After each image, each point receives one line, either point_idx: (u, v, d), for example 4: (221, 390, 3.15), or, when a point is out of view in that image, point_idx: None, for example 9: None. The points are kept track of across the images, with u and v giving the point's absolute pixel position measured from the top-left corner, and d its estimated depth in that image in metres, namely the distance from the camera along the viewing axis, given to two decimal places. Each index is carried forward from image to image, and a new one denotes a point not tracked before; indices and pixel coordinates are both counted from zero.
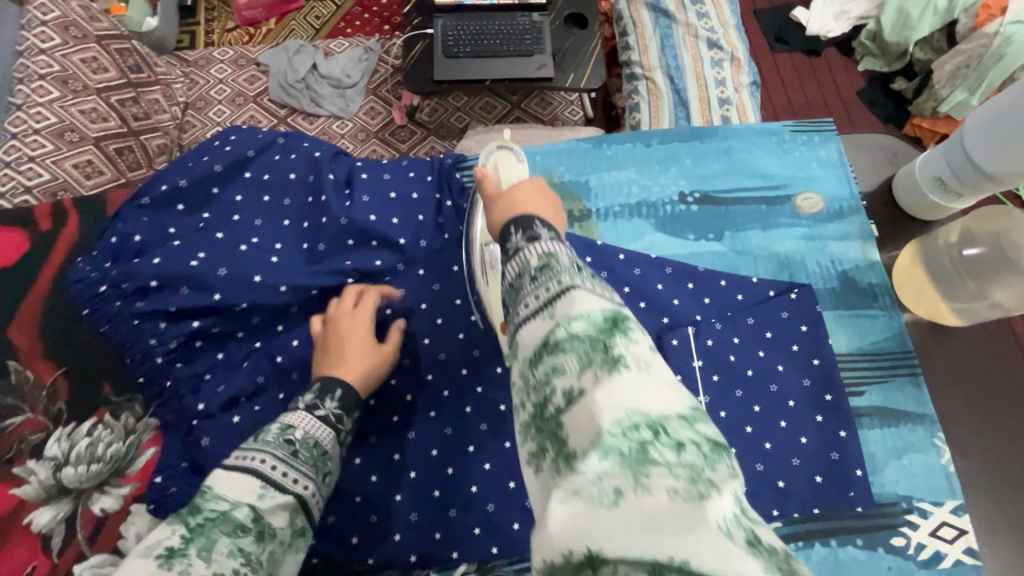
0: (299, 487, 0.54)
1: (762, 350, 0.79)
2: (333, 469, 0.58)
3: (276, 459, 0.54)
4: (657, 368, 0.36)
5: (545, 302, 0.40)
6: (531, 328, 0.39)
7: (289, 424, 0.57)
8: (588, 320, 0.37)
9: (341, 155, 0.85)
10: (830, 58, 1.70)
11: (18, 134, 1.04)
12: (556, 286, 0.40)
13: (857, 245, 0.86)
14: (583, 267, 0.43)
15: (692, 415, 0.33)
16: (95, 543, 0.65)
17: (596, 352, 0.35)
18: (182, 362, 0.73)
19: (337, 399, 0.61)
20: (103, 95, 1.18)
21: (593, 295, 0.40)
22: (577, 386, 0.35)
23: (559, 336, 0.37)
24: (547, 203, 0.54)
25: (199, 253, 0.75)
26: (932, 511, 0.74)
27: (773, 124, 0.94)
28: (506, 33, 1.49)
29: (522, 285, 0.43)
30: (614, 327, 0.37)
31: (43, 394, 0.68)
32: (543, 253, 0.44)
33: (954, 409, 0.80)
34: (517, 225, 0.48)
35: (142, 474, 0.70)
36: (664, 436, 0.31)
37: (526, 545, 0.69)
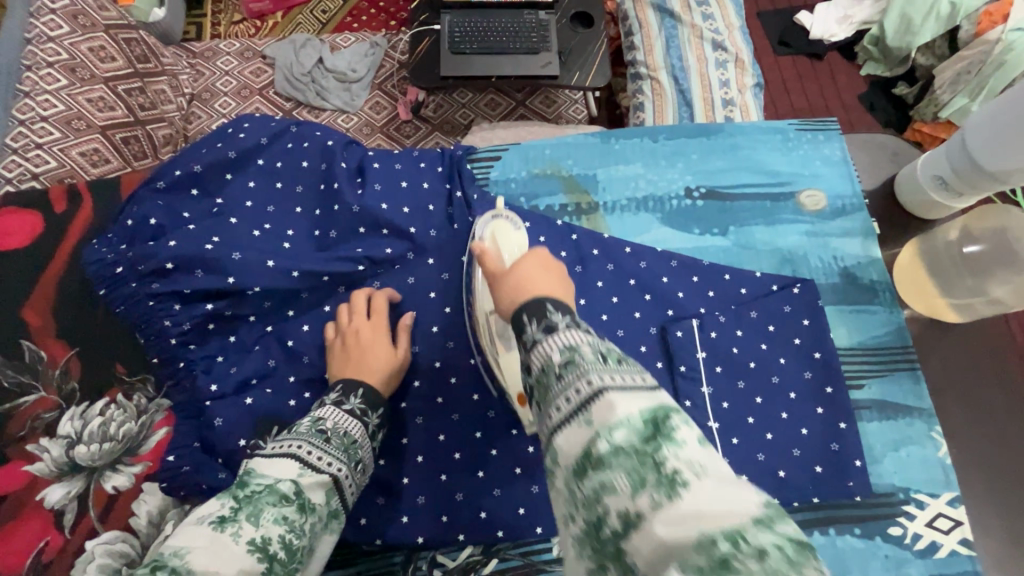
0: (333, 468, 0.56)
1: (764, 343, 0.81)
2: (364, 457, 0.61)
3: (311, 444, 0.56)
4: (716, 467, 0.35)
5: (579, 405, 0.39)
6: (568, 436, 0.39)
7: (319, 417, 0.60)
8: (630, 427, 0.37)
9: (353, 144, 0.86)
10: (832, 62, 1.72)
11: (25, 121, 1.04)
12: (587, 388, 0.39)
13: (859, 241, 0.88)
14: (609, 356, 0.42)
15: (767, 515, 0.32)
16: (107, 521, 0.66)
17: (647, 470, 0.35)
18: (195, 345, 0.74)
19: (360, 397, 0.64)
20: (111, 84, 1.20)
21: (627, 393, 0.39)
22: (633, 508, 0.34)
23: (603, 451, 0.36)
24: (554, 277, 0.52)
25: (213, 238, 0.76)
26: (929, 503, 0.76)
27: (779, 123, 0.95)
28: (513, 30, 1.51)
29: (550, 385, 0.42)
30: (658, 433, 0.36)
31: (56, 373, 0.69)
32: (563, 347, 0.43)
33: (952, 406, 0.82)
34: (530, 313, 0.47)
35: (154, 454, 0.71)
36: (744, 548, 0.30)
37: (531, 529, 0.71)
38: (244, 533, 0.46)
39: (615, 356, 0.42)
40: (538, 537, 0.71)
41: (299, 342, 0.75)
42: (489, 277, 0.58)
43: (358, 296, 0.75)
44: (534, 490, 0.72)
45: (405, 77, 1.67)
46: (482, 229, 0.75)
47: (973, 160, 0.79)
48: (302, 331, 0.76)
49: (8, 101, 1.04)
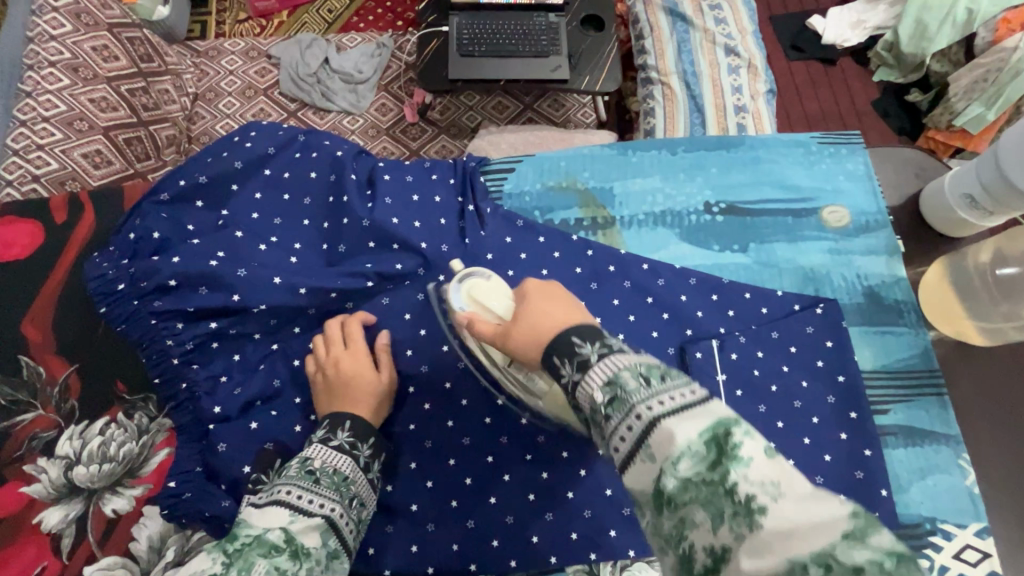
0: (325, 509, 0.54)
1: (786, 365, 0.78)
2: (359, 491, 0.59)
3: (301, 488, 0.54)
4: (789, 483, 0.35)
5: (637, 442, 0.40)
6: (636, 474, 0.40)
7: (307, 457, 0.58)
8: (691, 457, 0.37)
9: (362, 155, 0.83)
10: (846, 67, 1.69)
11: (26, 122, 1.03)
12: (639, 423, 0.40)
13: (883, 260, 0.85)
14: (649, 380, 0.42)
15: (858, 530, 0.32)
16: (106, 545, 0.64)
17: (721, 500, 0.35)
18: (198, 364, 0.71)
19: (348, 430, 0.61)
20: (114, 84, 1.16)
21: (679, 417, 0.39)
22: (717, 543, 0.35)
23: (671, 488, 0.37)
24: (562, 303, 0.54)
25: (218, 252, 0.73)
26: (956, 534, 0.73)
27: (800, 135, 0.92)
28: (522, 32, 1.48)
29: (602, 424, 0.43)
30: (721, 456, 0.37)
31: (55, 391, 0.68)
32: (603, 385, 0.44)
33: (979, 431, 0.79)
34: (561, 354, 0.48)
35: (155, 475, 0.69)
36: (837, 571, 0.30)
37: (544, 558, 0.68)
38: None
39: (655, 377, 0.43)
40: (552, 567, 0.68)
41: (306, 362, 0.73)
42: (496, 332, 0.58)
43: (333, 326, 0.72)
44: (548, 517, 0.70)
45: (412, 79, 1.64)
46: (455, 300, 0.67)
47: (1004, 179, 0.77)
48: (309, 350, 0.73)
49: (12, 102, 1.05)
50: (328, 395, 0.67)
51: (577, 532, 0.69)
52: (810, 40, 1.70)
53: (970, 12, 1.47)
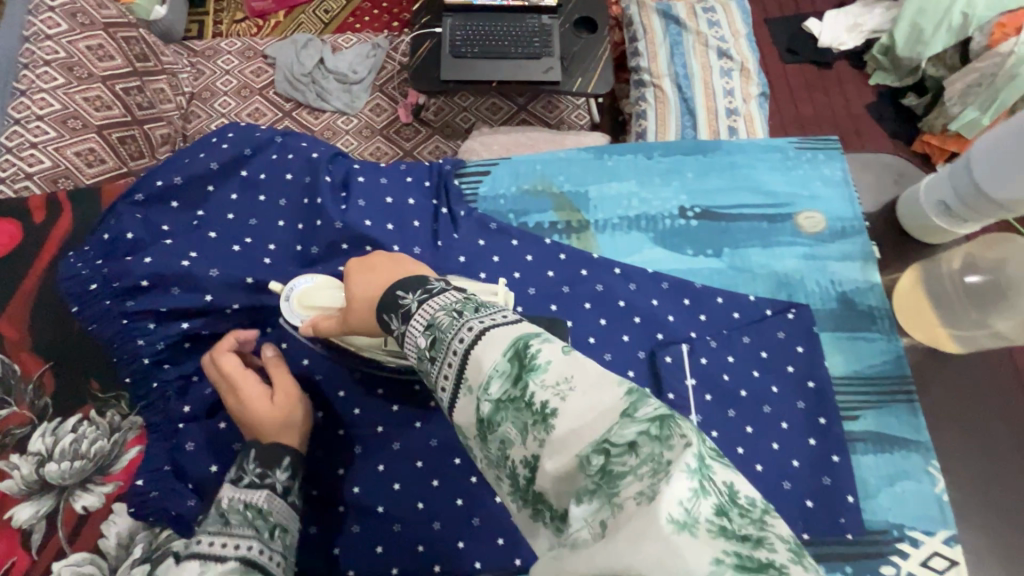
0: (241, 549, 0.51)
1: (756, 370, 0.78)
2: (281, 519, 0.56)
3: (212, 535, 0.52)
4: (581, 374, 0.35)
5: (457, 376, 0.40)
6: (460, 410, 0.39)
7: (219, 502, 0.56)
8: (499, 378, 0.37)
9: (339, 157, 0.84)
10: (841, 71, 1.69)
11: (20, 121, 1.03)
12: (456, 356, 0.40)
13: (858, 266, 0.85)
14: (463, 314, 0.42)
15: (631, 404, 0.33)
16: (74, 542, 0.65)
17: (524, 414, 0.36)
18: (169, 364, 0.72)
19: (252, 460, 0.58)
20: (108, 83, 1.17)
21: (487, 342, 0.39)
22: (529, 452, 0.35)
23: (487, 412, 0.37)
24: (378, 268, 0.55)
25: (191, 252, 0.74)
26: (924, 540, 0.73)
27: (777, 140, 0.92)
28: (514, 34, 1.48)
29: (426, 369, 0.42)
30: (521, 371, 0.36)
31: (30, 388, 0.70)
32: (426, 329, 0.44)
33: (952, 440, 0.79)
34: (388, 311, 0.48)
35: (125, 474, 0.69)
36: (612, 454, 0.32)
37: (510, 560, 0.69)
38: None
39: (468, 310, 0.43)
40: (516, 568, 0.69)
41: None
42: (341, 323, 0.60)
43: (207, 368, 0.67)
44: (514, 519, 0.70)
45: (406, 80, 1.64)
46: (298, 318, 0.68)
47: (980, 188, 0.77)
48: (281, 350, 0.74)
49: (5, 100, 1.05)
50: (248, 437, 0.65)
51: None
52: (804, 43, 1.70)
53: (966, 16, 1.43)
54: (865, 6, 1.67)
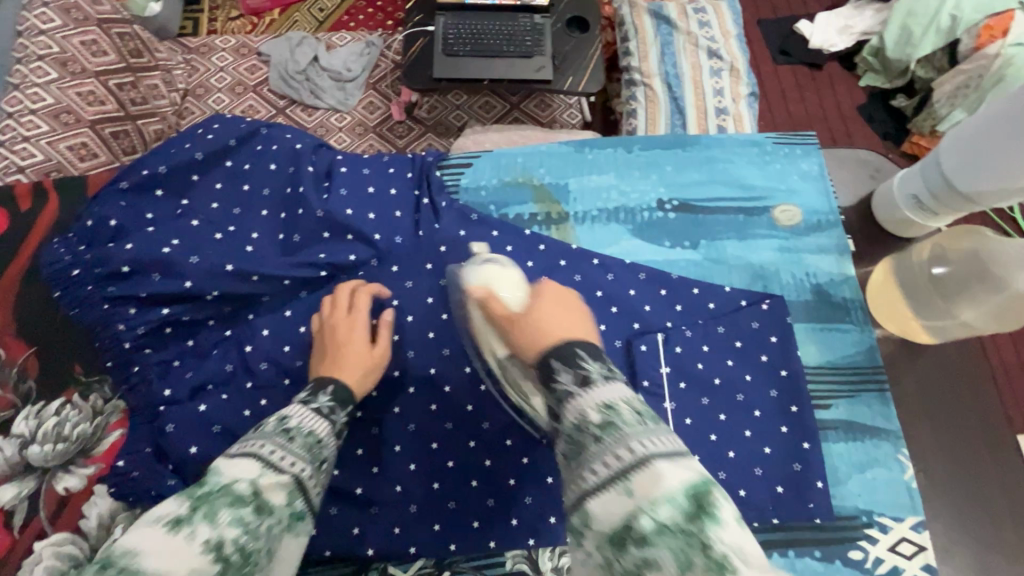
0: (295, 468, 0.52)
1: (731, 359, 0.80)
2: (330, 457, 0.57)
3: (275, 443, 0.52)
4: (754, 551, 0.38)
5: (619, 472, 0.41)
6: (605, 505, 0.41)
7: (286, 416, 0.57)
8: (672, 504, 0.39)
9: (322, 148, 0.85)
10: (833, 72, 1.70)
11: (13, 114, 1.05)
12: (630, 457, 0.41)
13: (832, 258, 0.87)
14: (645, 420, 0.44)
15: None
16: (56, 522, 0.66)
17: (693, 551, 0.37)
18: (151, 348, 0.73)
19: (329, 395, 0.62)
20: (102, 78, 1.19)
21: (669, 462, 0.41)
22: None
23: (647, 528, 0.38)
24: (571, 311, 0.55)
25: (173, 240, 0.76)
26: (892, 527, 0.74)
27: (756, 135, 0.94)
28: (507, 33, 1.50)
29: (588, 444, 0.44)
30: (700, 513, 0.38)
31: (14, 371, 0.70)
32: (602, 407, 0.45)
33: (927, 430, 0.81)
34: (562, 360, 0.49)
35: (107, 456, 0.70)
36: None
37: (485, 542, 0.71)
38: (199, 534, 0.42)
39: (650, 418, 0.45)
40: (491, 550, 0.71)
41: (257, 348, 0.74)
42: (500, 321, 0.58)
43: (342, 292, 0.75)
44: (490, 503, 0.72)
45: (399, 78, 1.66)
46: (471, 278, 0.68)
47: (949, 182, 0.78)
48: (262, 336, 0.75)
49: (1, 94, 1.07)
50: (320, 353, 0.70)
51: (517, 518, 0.72)
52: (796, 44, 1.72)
53: (954, 19, 1.47)
54: (855, 9, 1.68)
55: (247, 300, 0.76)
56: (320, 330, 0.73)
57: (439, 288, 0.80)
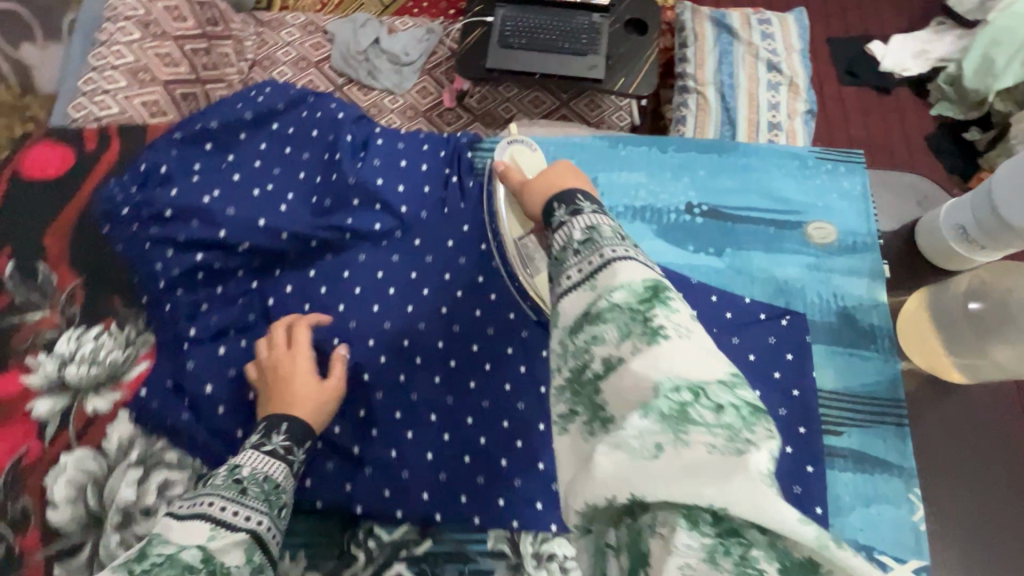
0: (252, 522, 0.55)
1: (741, 372, 0.78)
2: (288, 501, 0.61)
3: (225, 499, 0.55)
4: (698, 336, 0.40)
5: (589, 273, 0.45)
6: (573, 298, 0.45)
7: (237, 466, 0.60)
8: (629, 290, 0.42)
9: (363, 120, 0.88)
10: (901, 98, 1.62)
11: (98, 69, 1.14)
12: (599, 259, 0.45)
13: (864, 282, 0.83)
14: (625, 239, 0.48)
15: (731, 380, 0.38)
16: (82, 438, 0.74)
17: (635, 323, 0.40)
18: (182, 289, 0.78)
19: (283, 433, 0.66)
20: (179, 42, 1.26)
21: (631, 265, 0.44)
22: (617, 354, 0.40)
23: (601, 306, 0.42)
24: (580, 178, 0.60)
25: (214, 191, 0.81)
26: (893, 567, 0.72)
27: (797, 148, 0.91)
28: (563, 30, 1.51)
29: (567, 256, 0.48)
30: (653, 298, 0.42)
31: (64, 297, 0.80)
32: (586, 228, 0.49)
33: (942, 486, 0.77)
34: (560, 200, 0.54)
35: (133, 385, 0.77)
36: (703, 398, 0.36)
37: (471, 517, 0.72)
38: None
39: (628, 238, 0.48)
40: (474, 526, 0.72)
41: (279, 301, 0.79)
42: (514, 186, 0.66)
43: (279, 330, 0.75)
44: (478, 480, 0.74)
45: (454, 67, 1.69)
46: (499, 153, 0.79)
47: (996, 213, 0.74)
48: (285, 291, 0.80)
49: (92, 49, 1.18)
50: (264, 397, 0.71)
51: (504, 499, 0.73)
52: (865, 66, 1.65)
53: None
54: (936, 33, 1.63)
55: (272, 255, 0.80)
56: (260, 370, 0.73)
57: (457, 266, 0.83)
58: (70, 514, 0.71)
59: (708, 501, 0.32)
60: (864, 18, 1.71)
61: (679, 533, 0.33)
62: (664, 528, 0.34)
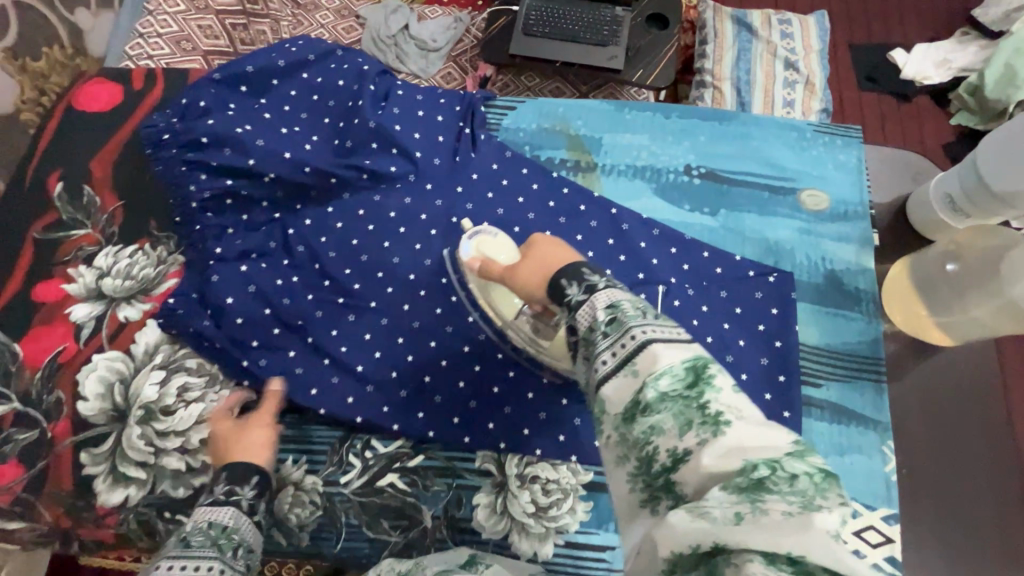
0: (203, 570, 0.56)
1: (727, 323, 0.82)
2: (245, 539, 0.62)
3: (172, 558, 0.56)
4: (749, 412, 0.43)
5: (626, 358, 0.47)
6: (616, 384, 0.47)
7: (182, 529, 0.61)
8: (672, 376, 0.45)
9: (386, 74, 0.95)
10: (921, 105, 1.64)
11: (144, 34, 1.24)
12: (631, 342, 0.47)
13: (853, 247, 0.87)
14: (646, 314, 0.50)
15: (798, 449, 0.40)
16: (113, 342, 0.81)
17: (692, 413, 0.43)
18: (212, 213, 0.86)
19: (224, 481, 0.67)
20: (221, 17, 1.33)
21: (665, 345, 0.47)
22: (681, 445, 0.42)
23: (651, 397, 0.45)
24: (548, 249, 0.64)
25: (246, 125, 0.87)
26: (862, 513, 0.74)
27: (797, 121, 0.95)
28: (586, 21, 1.56)
29: (597, 340, 0.50)
30: (698, 380, 0.44)
31: (105, 217, 0.87)
32: (608, 306, 0.52)
33: (920, 456, 0.79)
34: (569, 278, 0.56)
35: (160, 297, 0.83)
36: (779, 471, 0.38)
37: (462, 438, 0.77)
38: None
39: (650, 313, 0.50)
40: (464, 446, 0.77)
41: (298, 233, 0.86)
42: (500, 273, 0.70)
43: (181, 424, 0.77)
44: (472, 405, 0.79)
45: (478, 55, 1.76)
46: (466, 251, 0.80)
47: (980, 180, 0.79)
48: (304, 224, 0.86)
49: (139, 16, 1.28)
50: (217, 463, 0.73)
51: (494, 424, 0.78)
52: (885, 74, 1.67)
53: None
54: (959, 44, 1.65)
55: (295, 188, 0.87)
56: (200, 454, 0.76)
57: (464, 211, 0.88)
58: (98, 408, 0.78)
59: (788, 551, 0.35)
60: (887, 27, 1.74)
61: (756, 565, 0.36)
62: (739, 561, 0.36)
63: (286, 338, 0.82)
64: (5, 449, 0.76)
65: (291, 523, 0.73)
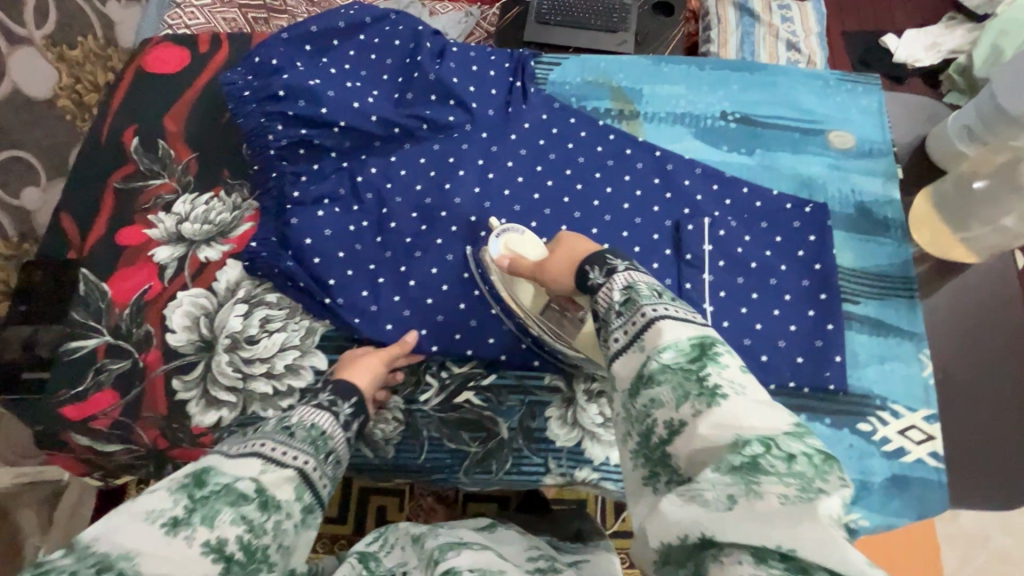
0: (298, 462, 0.55)
1: (769, 251, 0.88)
2: (337, 448, 0.62)
3: (275, 441, 0.56)
4: (754, 390, 0.46)
5: (635, 335, 0.53)
6: (626, 360, 0.53)
7: (286, 417, 0.62)
8: (676, 350, 0.50)
9: (439, 35, 1.01)
10: (914, 86, 1.72)
11: (172, 26, 1.25)
12: (642, 319, 0.53)
13: (880, 181, 0.94)
14: (658, 295, 0.56)
15: (797, 431, 0.43)
16: (196, 281, 0.86)
17: (691, 385, 0.47)
18: (286, 161, 0.91)
19: (328, 394, 0.69)
20: (244, 10, 1.33)
21: (672, 322, 0.52)
22: (677, 416, 0.47)
23: (654, 368, 0.50)
24: (571, 246, 0.72)
25: (316, 78, 0.93)
26: (905, 415, 0.81)
27: (821, 71, 1.02)
28: (598, 8, 1.63)
29: (612, 319, 0.56)
30: (702, 356, 0.49)
31: (180, 168, 0.93)
32: (624, 288, 0.58)
33: (950, 364, 0.85)
34: (593, 264, 0.64)
35: (238, 240, 0.88)
36: (773, 449, 0.41)
37: (532, 359, 0.82)
38: (197, 535, 0.45)
39: (665, 295, 0.56)
40: (533, 368, 0.82)
41: (366, 180, 0.91)
42: (527, 269, 0.77)
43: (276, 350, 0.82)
44: None
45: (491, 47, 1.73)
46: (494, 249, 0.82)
47: (995, 105, 0.86)
48: (370, 172, 0.92)
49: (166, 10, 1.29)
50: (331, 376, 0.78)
51: None
52: (880, 57, 1.76)
53: None
54: (947, 28, 1.75)
55: (362, 138, 0.93)
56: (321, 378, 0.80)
57: (519, 156, 0.94)
58: (186, 339, 0.82)
59: (776, 545, 0.38)
60: (879, 13, 1.84)
61: (745, 566, 0.39)
62: (728, 558, 0.40)
63: (358, 276, 0.85)
64: (100, 378, 0.80)
65: (377, 437, 0.79)
